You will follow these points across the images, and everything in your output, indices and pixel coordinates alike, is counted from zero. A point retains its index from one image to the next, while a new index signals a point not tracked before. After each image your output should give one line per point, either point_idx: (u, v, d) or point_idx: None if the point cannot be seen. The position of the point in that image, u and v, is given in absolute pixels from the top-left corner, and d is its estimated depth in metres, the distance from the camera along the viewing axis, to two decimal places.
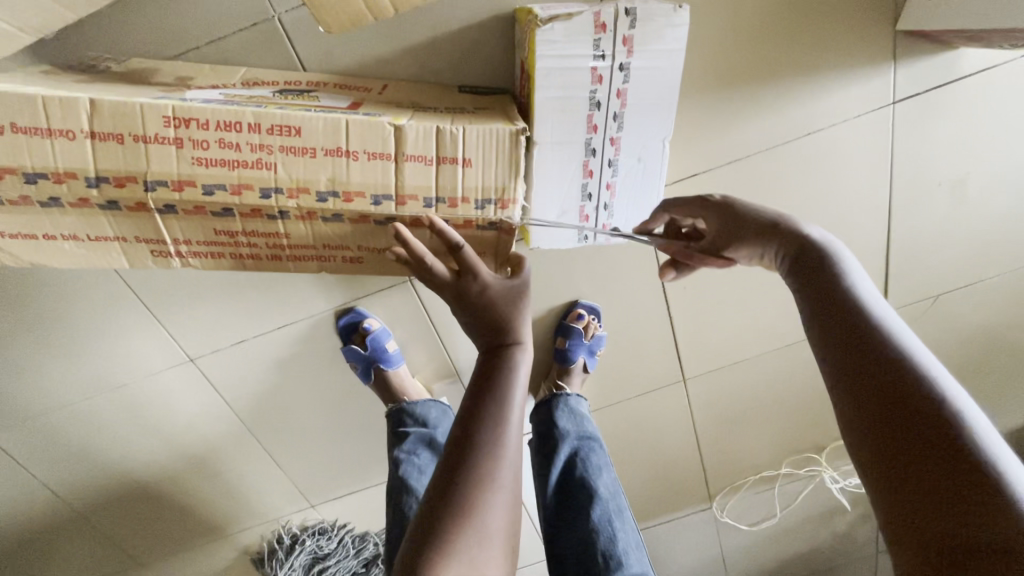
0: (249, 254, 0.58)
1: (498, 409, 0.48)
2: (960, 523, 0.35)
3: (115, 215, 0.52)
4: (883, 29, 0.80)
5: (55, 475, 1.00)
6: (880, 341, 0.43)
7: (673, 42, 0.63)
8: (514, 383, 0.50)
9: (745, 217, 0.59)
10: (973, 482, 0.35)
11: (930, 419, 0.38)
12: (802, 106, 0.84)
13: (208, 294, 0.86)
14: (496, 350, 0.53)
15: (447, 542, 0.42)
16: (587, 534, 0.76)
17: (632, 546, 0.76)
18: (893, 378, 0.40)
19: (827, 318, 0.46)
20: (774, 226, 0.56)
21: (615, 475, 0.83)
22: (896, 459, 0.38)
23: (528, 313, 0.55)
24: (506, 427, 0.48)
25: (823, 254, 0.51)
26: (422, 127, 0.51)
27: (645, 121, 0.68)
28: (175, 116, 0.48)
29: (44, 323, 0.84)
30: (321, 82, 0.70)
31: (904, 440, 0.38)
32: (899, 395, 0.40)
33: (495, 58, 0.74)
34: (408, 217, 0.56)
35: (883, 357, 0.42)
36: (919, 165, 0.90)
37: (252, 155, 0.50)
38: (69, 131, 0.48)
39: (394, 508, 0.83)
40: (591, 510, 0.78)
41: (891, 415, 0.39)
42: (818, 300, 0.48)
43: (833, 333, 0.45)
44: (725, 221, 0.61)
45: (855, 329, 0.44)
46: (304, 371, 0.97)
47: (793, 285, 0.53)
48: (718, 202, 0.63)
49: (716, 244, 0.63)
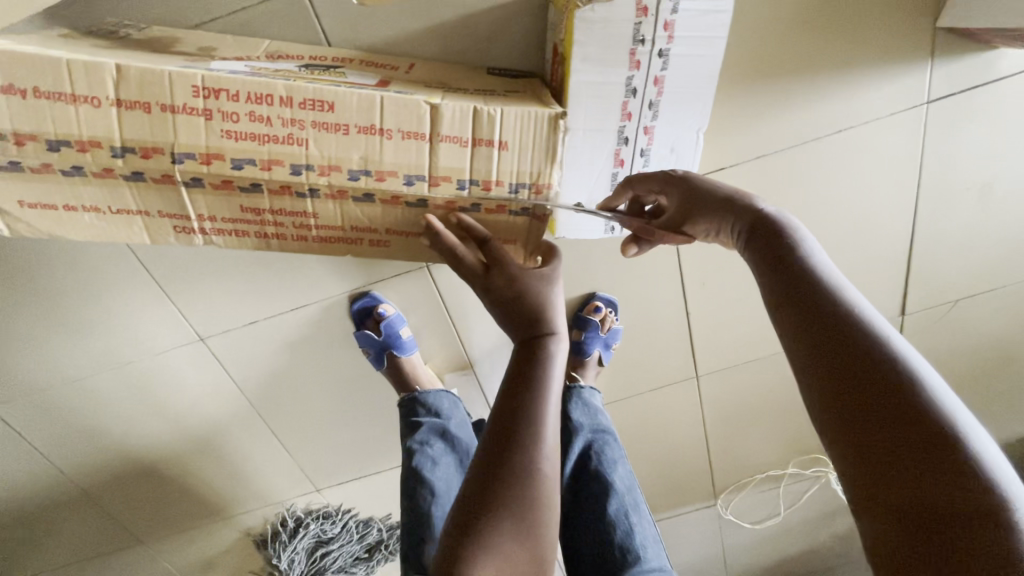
0: (274, 233, 0.56)
1: (535, 403, 0.48)
2: (933, 500, 0.34)
3: (139, 187, 0.51)
4: (921, 26, 0.78)
5: (58, 451, 0.98)
6: (841, 314, 0.41)
7: (714, 29, 0.61)
8: (550, 377, 0.50)
9: (708, 193, 0.57)
10: (942, 450, 0.35)
11: (897, 391, 0.37)
12: (834, 102, 0.83)
13: (222, 273, 0.84)
14: (531, 342, 0.51)
15: (490, 544, 0.43)
16: (604, 528, 0.75)
17: (649, 541, 0.76)
18: (855, 354, 0.39)
19: (791, 294, 0.45)
20: (731, 201, 0.55)
21: (630, 468, 0.83)
22: (863, 434, 0.37)
23: (562, 304, 0.54)
24: (545, 421, 0.48)
25: (778, 226, 0.50)
26: (458, 106, 0.49)
27: (680, 111, 0.67)
28: (205, 85, 0.46)
29: (54, 297, 0.83)
30: (346, 58, 0.68)
31: (873, 414, 0.37)
32: (864, 369, 0.38)
33: (526, 39, 0.72)
34: (440, 200, 0.54)
35: (844, 332, 0.40)
36: (947, 167, 0.89)
37: (283, 130, 0.48)
38: (94, 97, 0.46)
39: (408, 501, 0.82)
40: (607, 503, 0.77)
41: (859, 390, 0.38)
42: (777, 275, 0.47)
43: (798, 313, 0.43)
44: (687, 198, 0.59)
45: (814, 303, 0.43)
46: (314, 355, 0.96)
47: (750, 259, 0.51)
48: (681, 178, 0.60)
49: (677, 222, 0.60)
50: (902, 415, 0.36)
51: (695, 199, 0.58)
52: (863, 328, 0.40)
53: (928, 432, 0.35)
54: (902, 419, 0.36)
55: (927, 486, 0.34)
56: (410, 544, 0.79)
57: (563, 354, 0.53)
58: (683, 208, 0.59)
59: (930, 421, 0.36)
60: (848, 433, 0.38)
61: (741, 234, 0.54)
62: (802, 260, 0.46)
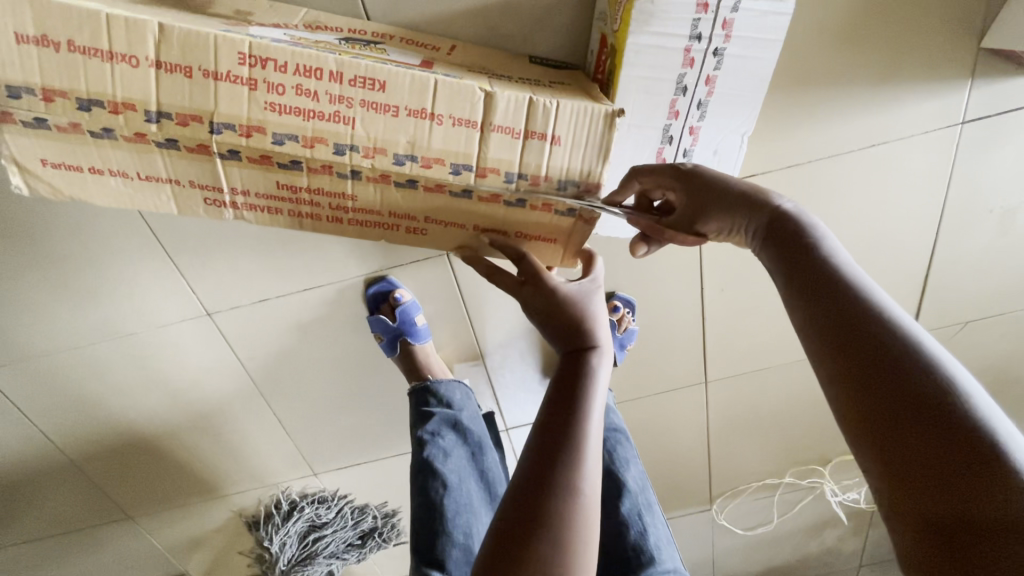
0: (308, 213, 0.54)
1: (581, 414, 0.48)
2: (964, 500, 0.35)
3: (171, 155, 0.48)
4: (965, 47, 0.77)
5: (51, 420, 0.95)
6: (870, 321, 0.43)
7: (772, 31, 0.59)
8: (593, 387, 0.50)
9: (720, 189, 0.56)
10: (982, 462, 0.35)
11: (932, 400, 0.38)
12: (870, 117, 0.82)
13: (234, 248, 0.81)
14: (575, 354, 0.52)
15: (528, 550, 0.42)
16: (618, 527, 0.75)
17: (663, 542, 0.75)
18: (884, 365, 0.41)
19: (819, 298, 0.46)
20: (749, 197, 0.55)
21: (642, 469, 0.82)
22: (895, 445, 0.38)
23: (601, 318, 0.54)
24: (588, 433, 0.48)
25: (797, 224, 0.52)
26: (514, 96, 0.47)
27: (726, 113, 0.65)
28: (251, 53, 0.44)
29: (56, 261, 0.79)
30: (386, 35, 0.65)
31: (904, 426, 0.38)
32: (897, 382, 0.40)
33: (571, 29, 0.70)
34: (485, 193, 0.52)
35: (873, 341, 0.42)
36: (974, 191, 0.89)
37: (329, 107, 0.46)
38: (133, 57, 0.43)
39: (420, 493, 0.82)
40: (620, 504, 0.77)
41: (891, 401, 0.39)
42: (804, 281, 0.48)
43: (826, 318, 0.45)
44: (696, 195, 0.58)
45: (845, 312, 0.44)
46: (322, 336, 0.93)
47: (769, 260, 0.53)
48: (692, 173, 0.58)
49: (688, 219, 0.59)
50: (935, 424, 0.37)
51: (705, 195, 0.57)
52: (894, 335, 0.42)
53: (961, 440, 0.36)
54: (936, 429, 0.37)
55: (958, 485, 0.35)
56: (422, 536, 0.79)
57: (606, 367, 0.53)
58: (694, 205, 0.58)
59: (964, 429, 0.36)
60: (879, 442, 0.39)
61: (756, 233, 0.55)
62: (831, 264, 0.48)
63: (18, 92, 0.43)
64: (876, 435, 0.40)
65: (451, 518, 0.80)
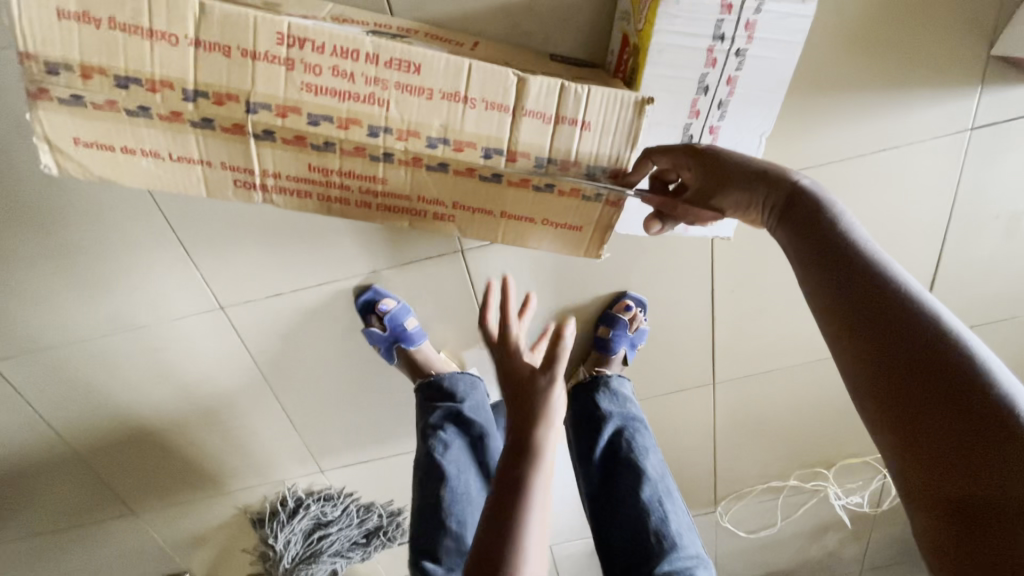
0: (338, 197, 0.54)
1: (520, 513, 0.53)
2: (984, 474, 0.36)
3: (205, 135, 0.48)
4: (975, 53, 0.78)
5: (57, 413, 0.94)
6: (891, 303, 0.43)
7: (792, 33, 0.61)
8: (532, 488, 0.55)
9: (737, 167, 0.56)
10: (1003, 437, 0.36)
11: (950, 380, 0.38)
12: (882, 119, 0.83)
13: (250, 241, 0.81)
14: (517, 457, 0.57)
15: None
16: (641, 514, 0.84)
17: (684, 528, 0.84)
18: (903, 344, 0.41)
19: (837, 278, 0.46)
20: (766, 176, 0.55)
21: (662, 456, 0.90)
22: (914, 422, 0.39)
23: (548, 421, 0.58)
24: (527, 531, 0.52)
25: (816, 202, 0.51)
26: (546, 81, 0.48)
27: (746, 113, 0.66)
28: (290, 34, 0.44)
29: (71, 251, 0.79)
30: (410, 29, 0.66)
31: (923, 403, 0.39)
32: (912, 361, 0.40)
33: (593, 27, 0.70)
34: (516, 177, 0.52)
35: (890, 319, 0.42)
36: (981, 196, 0.90)
37: (365, 89, 0.46)
38: (173, 35, 0.43)
39: (422, 484, 0.87)
40: (642, 491, 0.85)
41: (911, 381, 0.40)
42: (821, 261, 0.48)
43: (844, 298, 0.45)
44: (711, 169, 0.57)
45: (862, 292, 0.44)
46: (332, 331, 0.93)
47: (786, 240, 0.53)
48: (708, 152, 0.57)
49: (704, 194, 0.58)
50: (954, 402, 0.38)
51: (721, 170, 0.56)
52: (914, 313, 0.42)
53: (980, 416, 0.37)
54: (956, 406, 0.38)
55: (978, 461, 0.36)
56: (421, 529, 0.84)
57: (546, 475, 0.57)
58: (710, 180, 0.57)
59: (984, 405, 0.37)
60: (899, 420, 0.40)
61: (774, 209, 0.54)
62: (850, 243, 0.48)
63: (56, 68, 0.43)
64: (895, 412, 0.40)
65: (449, 506, 0.84)
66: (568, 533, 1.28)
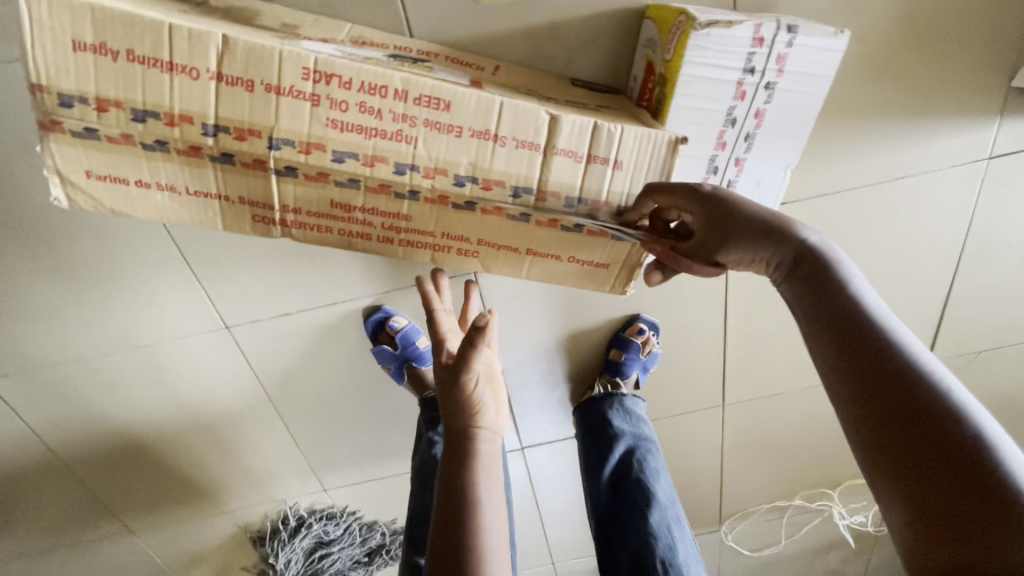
0: (359, 232, 0.52)
1: (472, 509, 0.54)
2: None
3: (224, 169, 0.46)
4: (996, 84, 0.78)
5: (55, 431, 0.92)
6: (906, 381, 0.37)
7: (823, 67, 0.60)
8: (478, 484, 0.56)
9: (743, 219, 0.47)
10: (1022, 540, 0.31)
11: (956, 445, 0.34)
12: (900, 148, 0.82)
13: (256, 262, 0.79)
14: (456, 454, 0.59)
15: None
16: (646, 539, 0.79)
17: (692, 559, 0.79)
18: (903, 399, 0.37)
19: (846, 347, 0.40)
20: (772, 227, 0.46)
21: (671, 481, 0.87)
22: (922, 486, 0.35)
23: (483, 416, 0.61)
24: (481, 530, 0.53)
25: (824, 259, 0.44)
26: (579, 120, 0.47)
27: (773, 145, 0.65)
28: (316, 69, 0.42)
29: (73, 270, 0.76)
30: (430, 53, 0.64)
31: (928, 465, 0.35)
32: (927, 447, 0.35)
33: (615, 53, 0.69)
34: (544, 217, 0.51)
35: (908, 394, 0.37)
36: (996, 224, 0.90)
37: (392, 126, 0.45)
38: (194, 69, 0.41)
39: (421, 486, 0.87)
40: (649, 516, 0.81)
41: (913, 441, 0.36)
42: (827, 325, 0.41)
43: (854, 371, 0.39)
44: (717, 218, 0.48)
45: (875, 360, 0.39)
46: (340, 351, 0.90)
47: (791, 298, 0.45)
48: (712, 199, 0.48)
49: (706, 247, 0.49)
50: (959, 469, 0.34)
51: (728, 224, 0.47)
52: (933, 393, 0.36)
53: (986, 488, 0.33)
54: (962, 476, 0.34)
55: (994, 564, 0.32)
56: (415, 527, 0.85)
57: (487, 472, 0.59)
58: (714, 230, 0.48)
59: (991, 477, 0.33)
60: (904, 481, 0.35)
61: (780, 267, 0.46)
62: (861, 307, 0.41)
63: (69, 100, 0.41)
64: (897, 471, 0.36)
65: None
66: (572, 551, 1.27)
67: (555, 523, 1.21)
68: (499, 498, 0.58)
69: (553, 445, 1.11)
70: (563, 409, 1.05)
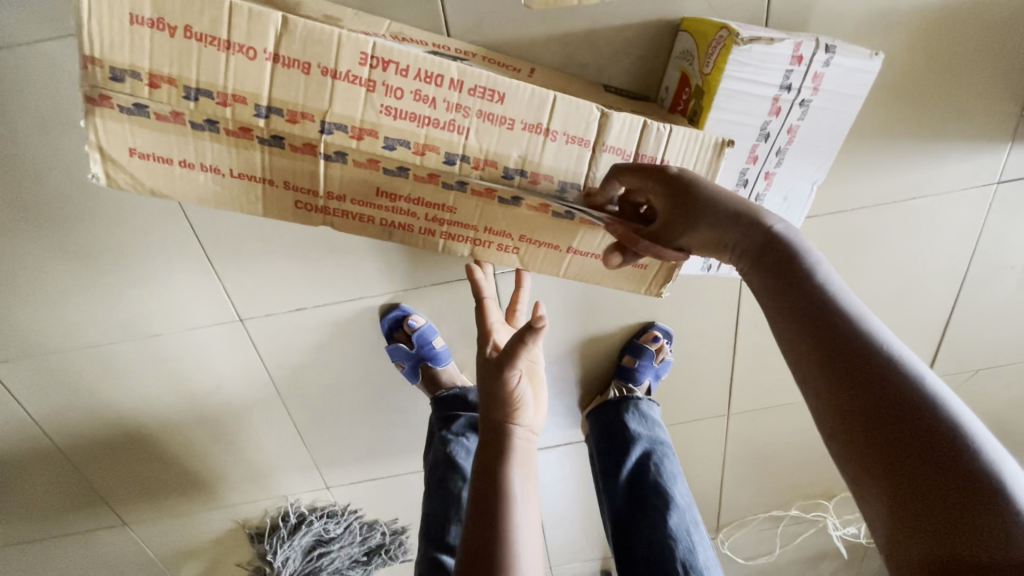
0: (400, 223, 0.52)
1: (503, 509, 0.54)
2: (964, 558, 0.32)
3: (272, 152, 0.46)
4: (1010, 112, 0.80)
5: (55, 420, 0.89)
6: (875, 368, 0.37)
7: (857, 88, 0.61)
8: (512, 482, 0.56)
9: (707, 203, 0.46)
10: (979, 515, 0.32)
11: (923, 429, 0.34)
12: (916, 169, 0.84)
13: (275, 255, 0.77)
14: (489, 450, 0.59)
15: None
16: (665, 541, 0.80)
17: (711, 563, 0.79)
18: (873, 389, 0.36)
19: (817, 335, 0.40)
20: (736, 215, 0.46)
21: (689, 486, 0.87)
22: (895, 473, 0.34)
23: (522, 413, 0.61)
24: (513, 529, 0.53)
25: (790, 248, 0.44)
26: (628, 118, 0.47)
27: (801, 162, 0.66)
28: (374, 54, 0.42)
29: (86, 254, 0.74)
30: (468, 52, 0.64)
31: (902, 454, 0.35)
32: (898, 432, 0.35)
33: (649, 62, 0.69)
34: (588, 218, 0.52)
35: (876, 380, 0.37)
36: (1001, 247, 0.92)
37: (445, 115, 0.45)
38: (251, 48, 0.41)
39: (438, 485, 0.86)
40: (669, 518, 0.82)
41: (881, 427, 0.36)
42: (798, 312, 0.41)
43: (825, 361, 0.39)
44: (681, 201, 0.47)
45: (846, 349, 0.38)
46: (353, 347, 0.89)
47: (759, 284, 0.45)
48: (675, 180, 0.47)
49: (670, 230, 0.48)
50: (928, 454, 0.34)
51: (692, 206, 0.46)
52: (901, 380, 0.36)
53: (961, 475, 0.33)
54: (927, 460, 0.34)
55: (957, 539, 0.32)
56: (431, 524, 0.84)
57: (520, 470, 0.58)
58: (677, 213, 0.47)
59: (967, 464, 0.33)
60: (885, 477, 0.35)
61: (748, 256, 0.45)
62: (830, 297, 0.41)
63: (122, 75, 0.41)
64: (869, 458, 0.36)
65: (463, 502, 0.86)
66: (569, 555, 1.27)
67: (556, 527, 1.21)
68: (532, 497, 0.58)
69: (558, 449, 1.11)
70: (571, 413, 1.05)
